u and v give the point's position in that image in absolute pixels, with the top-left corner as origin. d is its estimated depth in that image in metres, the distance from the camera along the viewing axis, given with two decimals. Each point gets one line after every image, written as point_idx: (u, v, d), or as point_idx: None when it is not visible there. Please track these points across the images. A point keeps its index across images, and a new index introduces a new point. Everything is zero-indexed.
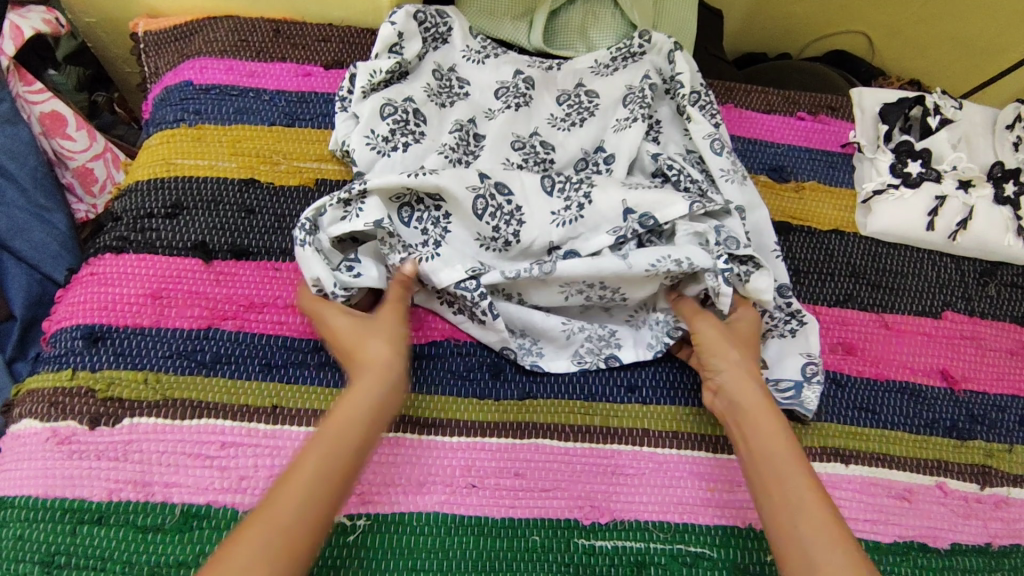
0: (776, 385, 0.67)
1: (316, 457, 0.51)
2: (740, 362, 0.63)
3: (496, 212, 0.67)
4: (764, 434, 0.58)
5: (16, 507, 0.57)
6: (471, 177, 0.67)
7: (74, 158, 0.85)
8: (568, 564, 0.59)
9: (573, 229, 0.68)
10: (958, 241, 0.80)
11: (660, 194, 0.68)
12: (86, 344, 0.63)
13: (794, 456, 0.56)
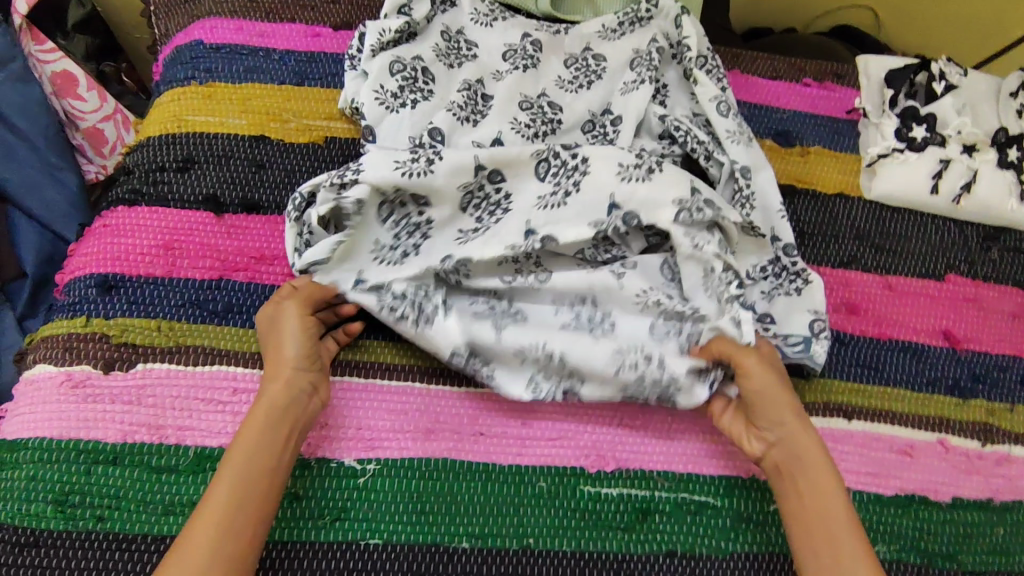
0: (784, 338, 0.68)
1: (223, 496, 0.52)
2: (792, 412, 0.59)
3: (484, 204, 0.66)
4: (819, 493, 0.56)
5: (31, 448, 0.58)
6: (470, 155, 0.64)
7: (85, 119, 0.87)
8: (574, 510, 0.60)
9: (557, 220, 0.64)
10: (962, 204, 0.80)
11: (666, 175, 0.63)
12: (100, 292, 0.64)
13: (848, 518, 0.55)
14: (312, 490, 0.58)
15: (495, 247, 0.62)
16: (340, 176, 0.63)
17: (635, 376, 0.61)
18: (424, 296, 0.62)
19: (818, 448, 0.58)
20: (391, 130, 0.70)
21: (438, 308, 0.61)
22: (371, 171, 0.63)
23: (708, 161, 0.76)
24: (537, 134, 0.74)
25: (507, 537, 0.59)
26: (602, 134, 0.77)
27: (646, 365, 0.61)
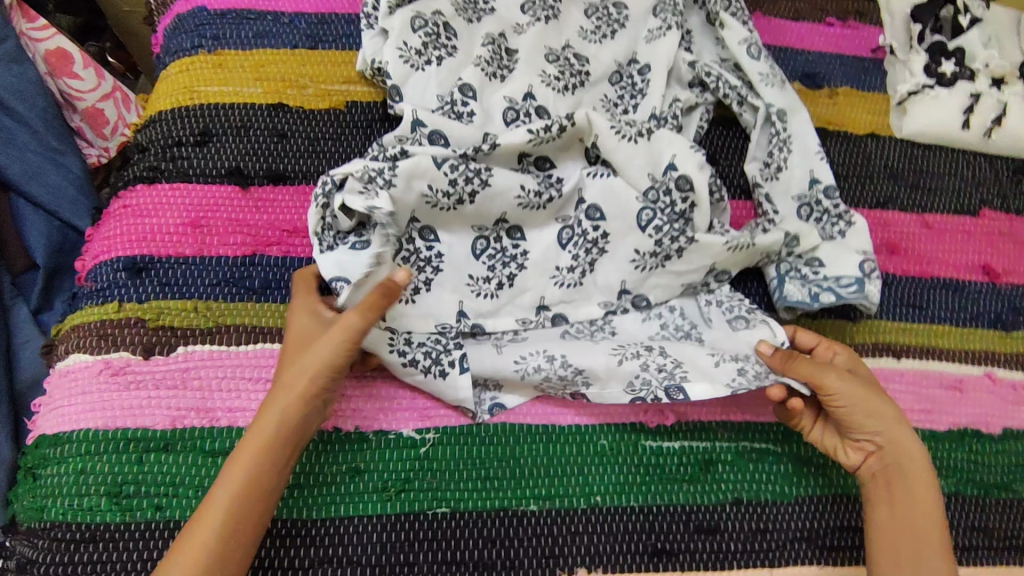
0: (836, 281, 0.66)
1: (233, 494, 0.49)
2: (892, 419, 0.56)
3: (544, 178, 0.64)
4: (912, 505, 0.55)
5: (75, 441, 0.55)
6: (505, 198, 0.61)
7: (83, 99, 0.82)
8: (638, 465, 0.60)
9: (571, 290, 0.63)
10: (993, 138, 0.79)
11: (686, 260, 0.63)
12: (130, 275, 0.61)
13: (935, 535, 0.54)
14: (372, 463, 0.57)
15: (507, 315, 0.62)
16: (374, 172, 0.58)
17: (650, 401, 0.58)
18: (441, 348, 0.59)
19: (919, 457, 0.56)
20: (418, 90, 0.67)
21: (453, 363, 0.58)
22: (411, 180, 0.58)
23: (741, 106, 0.75)
24: (567, 87, 0.71)
25: (574, 497, 0.58)
26: (631, 85, 0.75)
27: (661, 382, 0.59)
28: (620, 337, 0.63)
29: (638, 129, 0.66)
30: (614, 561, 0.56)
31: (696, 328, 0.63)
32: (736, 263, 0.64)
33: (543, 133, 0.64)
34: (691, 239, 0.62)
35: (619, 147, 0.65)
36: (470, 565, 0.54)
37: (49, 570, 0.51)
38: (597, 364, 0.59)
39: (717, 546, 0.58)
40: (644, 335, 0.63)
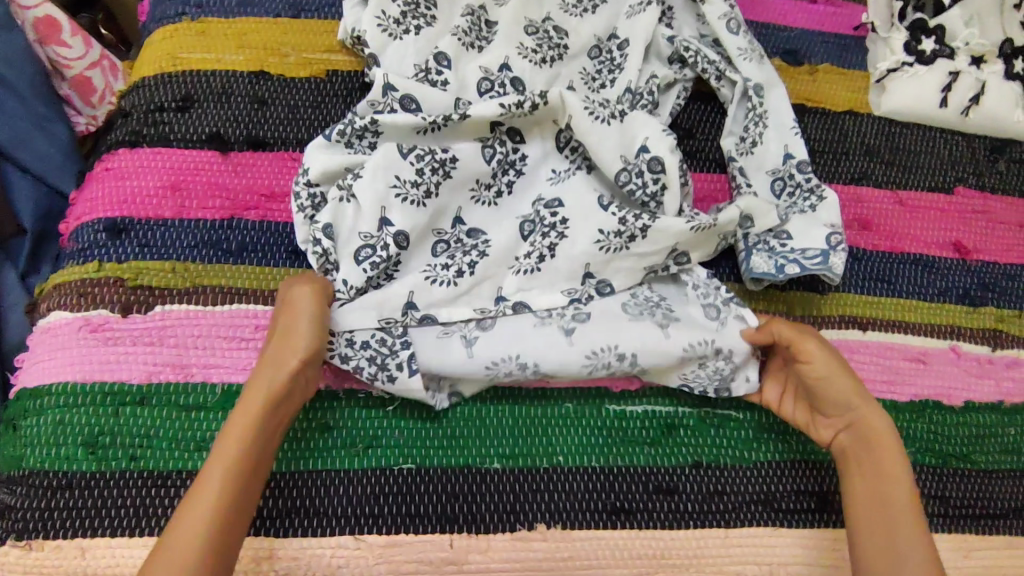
0: (802, 254, 0.67)
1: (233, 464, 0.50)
2: (860, 393, 0.58)
3: (502, 159, 0.66)
4: (880, 474, 0.56)
5: (54, 393, 0.57)
6: (463, 192, 0.65)
7: (71, 66, 0.83)
8: (601, 427, 0.61)
9: (535, 279, 0.62)
10: (971, 117, 0.80)
11: (650, 239, 0.62)
12: (110, 237, 0.63)
13: (907, 503, 0.54)
14: (342, 420, 0.59)
15: (467, 305, 0.61)
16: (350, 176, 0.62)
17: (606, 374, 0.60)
18: (394, 334, 0.59)
19: (887, 429, 0.57)
20: (395, 59, 0.68)
21: (400, 366, 0.57)
22: (381, 176, 0.62)
23: (719, 81, 0.75)
24: (545, 59, 0.72)
25: (537, 457, 0.60)
26: (610, 59, 0.75)
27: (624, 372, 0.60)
28: (594, 321, 0.61)
29: (609, 111, 0.66)
30: (574, 518, 0.58)
31: (664, 298, 0.64)
32: (701, 243, 0.64)
33: (515, 108, 0.65)
34: (644, 227, 0.62)
35: (590, 125, 0.65)
36: (434, 518, 0.57)
37: (27, 514, 0.54)
38: (567, 363, 0.59)
39: (675, 506, 0.60)
40: (618, 309, 0.62)
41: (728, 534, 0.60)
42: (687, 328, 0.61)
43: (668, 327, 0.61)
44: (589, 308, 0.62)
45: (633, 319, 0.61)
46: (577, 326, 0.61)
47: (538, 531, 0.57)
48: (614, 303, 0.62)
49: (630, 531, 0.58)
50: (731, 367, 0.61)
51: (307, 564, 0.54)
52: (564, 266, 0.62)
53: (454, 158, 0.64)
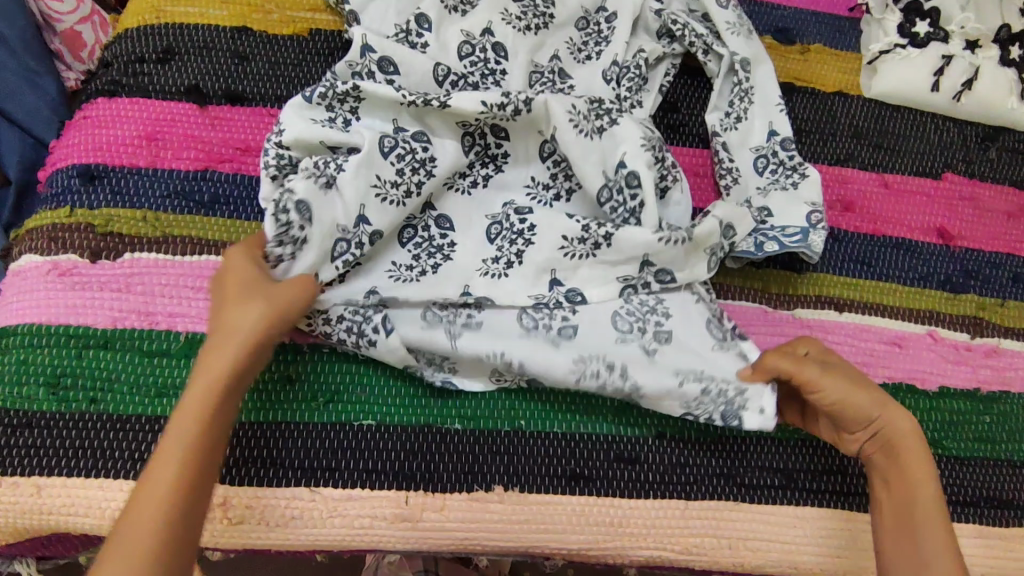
0: (782, 231, 0.66)
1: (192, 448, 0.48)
2: (873, 405, 0.56)
3: (483, 152, 0.64)
4: (908, 481, 0.55)
5: (19, 334, 0.57)
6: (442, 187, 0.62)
7: (61, 20, 0.83)
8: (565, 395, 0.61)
9: (492, 281, 0.60)
10: (963, 102, 0.78)
11: (616, 249, 0.59)
12: (83, 183, 0.63)
13: (937, 507, 0.53)
14: (305, 373, 0.58)
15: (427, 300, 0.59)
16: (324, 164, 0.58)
17: (596, 385, 0.57)
18: (362, 318, 0.58)
19: (908, 433, 0.55)
20: (375, 18, 0.68)
21: (377, 328, 0.57)
22: (357, 168, 0.58)
23: (706, 55, 0.74)
24: (529, 27, 0.71)
25: (499, 420, 0.59)
26: (597, 32, 0.74)
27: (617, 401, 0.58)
28: (582, 335, 0.58)
29: (591, 125, 0.62)
30: (532, 482, 0.58)
31: (662, 302, 0.60)
32: (681, 262, 0.60)
33: (496, 109, 0.61)
34: (607, 237, 0.59)
35: (573, 140, 0.61)
36: (391, 475, 0.56)
37: None
38: (554, 368, 0.57)
39: (636, 475, 0.59)
40: (607, 321, 0.59)
41: (688, 506, 0.59)
42: (678, 351, 0.58)
43: (654, 355, 0.58)
44: (577, 323, 0.59)
45: (618, 344, 0.58)
46: (564, 342, 0.58)
47: (496, 493, 0.57)
48: (605, 315, 0.59)
49: (588, 498, 0.58)
50: (737, 390, 0.58)
51: (262, 514, 0.55)
52: (534, 271, 0.60)
53: (433, 158, 0.61)
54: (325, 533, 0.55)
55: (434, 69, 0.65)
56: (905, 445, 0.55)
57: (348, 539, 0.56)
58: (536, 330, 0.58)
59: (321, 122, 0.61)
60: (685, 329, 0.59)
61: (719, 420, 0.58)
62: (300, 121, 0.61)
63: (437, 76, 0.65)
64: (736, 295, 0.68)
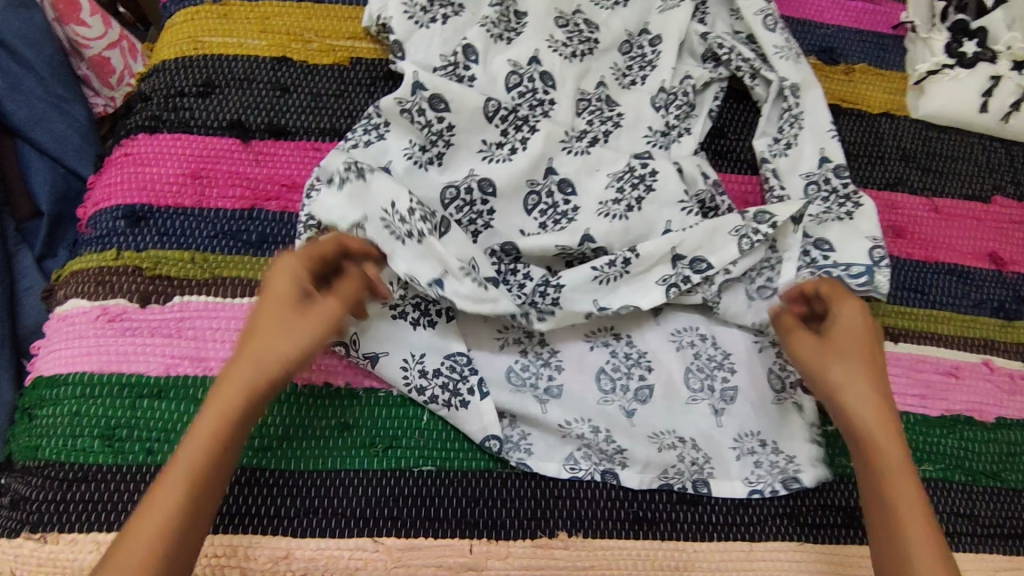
0: (847, 270, 0.64)
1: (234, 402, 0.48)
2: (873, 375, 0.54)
3: (551, 210, 0.64)
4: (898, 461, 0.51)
5: (71, 383, 0.56)
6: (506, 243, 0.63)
7: (89, 46, 0.79)
8: None
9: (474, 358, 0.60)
10: (1011, 124, 0.77)
11: (643, 259, 0.61)
12: (129, 224, 0.61)
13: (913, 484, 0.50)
14: (361, 420, 0.58)
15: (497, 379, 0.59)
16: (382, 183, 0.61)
17: (675, 457, 0.58)
18: (459, 375, 0.58)
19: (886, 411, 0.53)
20: (420, 48, 0.67)
21: (473, 389, 0.58)
22: (399, 258, 0.57)
23: (754, 80, 0.73)
24: (575, 54, 0.70)
25: None
26: (641, 56, 0.73)
27: (692, 475, 0.59)
28: (654, 401, 0.60)
29: (626, 205, 0.63)
30: (594, 527, 0.57)
31: (729, 357, 0.62)
32: (709, 245, 0.62)
33: (544, 194, 0.64)
34: (634, 249, 0.60)
35: (609, 229, 0.62)
36: (453, 522, 0.56)
37: (42, 506, 0.53)
38: (637, 449, 0.58)
39: (698, 517, 0.59)
40: (678, 381, 0.61)
41: (753, 549, 0.58)
42: (741, 417, 0.60)
43: (722, 414, 0.60)
44: (652, 386, 0.60)
45: (689, 404, 0.60)
46: (639, 406, 0.59)
47: (560, 539, 0.56)
48: (678, 372, 0.61)
49: (652, 542, 0.57)
50: (787, 460, 0.60)
51: (325, 566, 0.54)
52: (512, 362, 0.60)
53: (492, 210, 0.63)
54: None
55: (486, 104, 0.64)
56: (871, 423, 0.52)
57: None
58: (608, 395, 0.59)
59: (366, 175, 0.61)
60: (752, 387, 0.61)
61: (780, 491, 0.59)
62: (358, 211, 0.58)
63: (488, 112, 0.64)
64: None
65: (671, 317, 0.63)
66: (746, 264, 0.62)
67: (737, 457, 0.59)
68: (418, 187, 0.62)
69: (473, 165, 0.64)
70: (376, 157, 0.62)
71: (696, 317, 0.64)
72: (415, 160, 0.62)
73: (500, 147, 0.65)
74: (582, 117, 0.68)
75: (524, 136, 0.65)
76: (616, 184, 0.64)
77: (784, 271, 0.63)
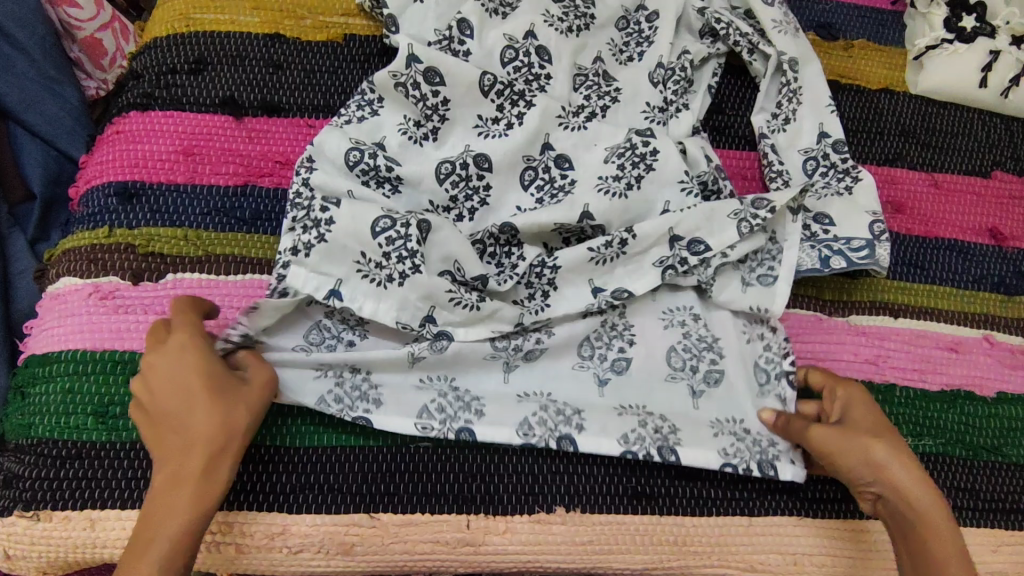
0: (847, 244, 0.63)
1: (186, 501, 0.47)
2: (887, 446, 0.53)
3: (547, 186, 0.63)
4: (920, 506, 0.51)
5: (64, 361, 0.56)
6: (499, 214, 0.62)
7: (82, 28, 0.78)
8: None
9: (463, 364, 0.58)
10: (1010, 99, 0.76)
11: (639, 240, 0.60)
12: (121, 201, 0.61)
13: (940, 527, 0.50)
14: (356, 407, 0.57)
15: (506, 427, 0.56)
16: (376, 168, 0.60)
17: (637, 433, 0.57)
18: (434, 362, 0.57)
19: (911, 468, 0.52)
20: (413, 23, 0.66)
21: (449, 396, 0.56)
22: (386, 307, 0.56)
23: (752, 55, 0.72)
24: (571, 29, 0.69)
25: None
26: (637, 32, 0.72)
27: (656, 442, 0.57)
28: (631, 371, 0.59)
29: (626, 181, 0.62)
30: (592, 502, 0.57)
31: (719, 341, 0.61)
32: (707, 227, 0.60)
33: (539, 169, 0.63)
34: (630, 232, 0.59)
35: (607, 207, 0.61)
36: (450, 498, 0.55)
37: (35, 484, 0.53)
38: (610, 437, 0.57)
39: (696, 491, 0.58)
40: (661, 356, 0.60)
41: (752, 523, 0.58)
42: (723, 400, 0.59)
43: (699, 394, 0.59)
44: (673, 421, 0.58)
45: (667, 381, 0.59)
46: (614, 377, 0.59)
47: (558, 516, 0.56)
48: (661, 350, 0.60)
49: (650, 516, 0.57)
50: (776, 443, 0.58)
51: (322, 542, 0.53)
52: (526, 415, 0.56)
53: (488, 186, 0.62)
54: (386, 559, 0.54)
55: (482, 79, 0.63)
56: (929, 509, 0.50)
57: (409, 563, 0.55)
58: (630, 450, 0.56)
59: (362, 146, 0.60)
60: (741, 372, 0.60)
61: (756, 470, 0.57)
62: (335, 270, 0.55)
63: (484, 87, 0.64)
64: (812, 304, 0.68)
65: (667, 294, 0.62)
66: (745, 250, 0.61)
67: (714, 434, 0.58)
68: (413, 162, 0.61)
69: (468, 141, 0.63)
70: (370, 133, 0.62)
71: (692, 299, 0.62)
72: (409, 135, 0.62)
73: (496, 122, 0.64)
74: (580, 92, 0.67)
75: (521, 111, 0.64)
76: (616, 160, 0.63)
77: (784, 260, 0.62)
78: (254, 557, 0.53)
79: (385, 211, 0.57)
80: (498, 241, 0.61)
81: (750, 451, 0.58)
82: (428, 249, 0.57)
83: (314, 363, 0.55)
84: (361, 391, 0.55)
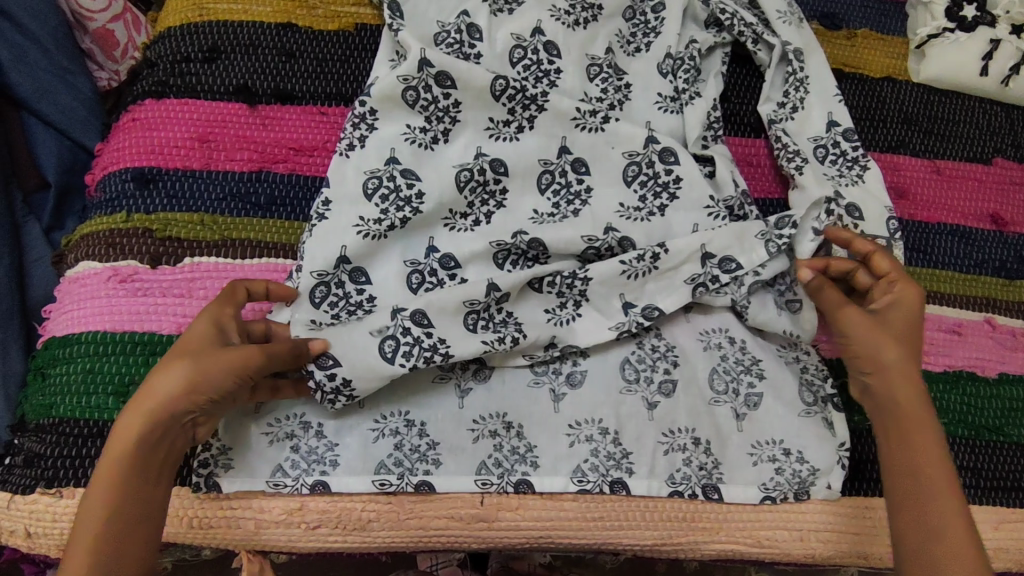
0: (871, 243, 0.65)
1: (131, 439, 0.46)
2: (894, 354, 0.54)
3: (563, 190, 0.64)
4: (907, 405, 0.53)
5: (84, 342, 0.57)
6: (518, 217, 0.62)
7: (93, 18, 0.78)
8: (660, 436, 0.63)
9: (499, 386, 0.58)
10: (1011, 87, 0.77)
11: (672, 256, 0.60)
12: (138, 186, 0.62)
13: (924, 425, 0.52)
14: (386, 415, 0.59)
15: (561, 474, 0.57)
16: (402, 196, 0.60)
17: (683, 459, 0.58)
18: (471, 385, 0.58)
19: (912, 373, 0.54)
20: (424, 14, 0.67)
21: (506, 426, 0.57)
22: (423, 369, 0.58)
23: (756, 45, 0.73)
24: (578, 21, 0.69)
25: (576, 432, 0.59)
26: (644, 22, 0.73)
27: (700, 480, 0.58)
28: (678, 394, 0.59)
29: (647, 211, 0.63)
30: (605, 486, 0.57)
31: (759, 361, 0.61)
32: (738, 247, 0.60)
33: (557, 171, 0.64)
34: (663, 246, 0.59)
35: (632, 229, 0.62)
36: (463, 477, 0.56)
37: (58, 462, 0.54)
38: (643, 450, 0.58)
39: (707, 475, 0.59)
40: (703, 381, 0.60)
41: (758, 508, 0.59)
42: (766, 423, 0.60)
43: (744, 418, 0.59)
44: (716, 458, 0.59)
45: (711, 405, 0.59)
46: (662, 400, 0.59)
47: (569, 493, 0.57)
48: (703, 373, 0.60)
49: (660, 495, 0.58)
50: (811, 470, 0.59)
51: (340, 518, 0.55)
52: (579, 461, 0.57)
53: (504, 190, 0.63)
54: (403, 535, 0.56)
55: (493, 83, 0.63)
56: (912, 405, 0.53)
57: (423, 539, 0.56)
58: (642, 433, 0.58)
59: (378, 172, 0.61)
60: (778, 395, 0.60)
61: (793, 499, 0.59)
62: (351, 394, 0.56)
63: (495, 91, 0.63)
64: None
65: (700, 315, 0.62)
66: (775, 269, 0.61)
67: (754, 463, 0.59)
68: (429, 170, 0.62)
69: (479, 144, 0.64)
70: (378, 151, 0.62)
71: (727, 319, 0.62)
72: (417, 142, 0.62)
73: (507, 125, 0.64)
74: (594, 83, 0.68)
75: (531, 115, 0.64)
76: (631, 163, 0.64)
77: None
78: (271, 534, 0.55)
79: (377, 335, 0.55)
80: (522, 255, 0.61)
81: (790, 483, 0.59)
82: (440, 329, 0.56)
83: (371, 411, 0.56)
84: (401, 417, 0.56)
